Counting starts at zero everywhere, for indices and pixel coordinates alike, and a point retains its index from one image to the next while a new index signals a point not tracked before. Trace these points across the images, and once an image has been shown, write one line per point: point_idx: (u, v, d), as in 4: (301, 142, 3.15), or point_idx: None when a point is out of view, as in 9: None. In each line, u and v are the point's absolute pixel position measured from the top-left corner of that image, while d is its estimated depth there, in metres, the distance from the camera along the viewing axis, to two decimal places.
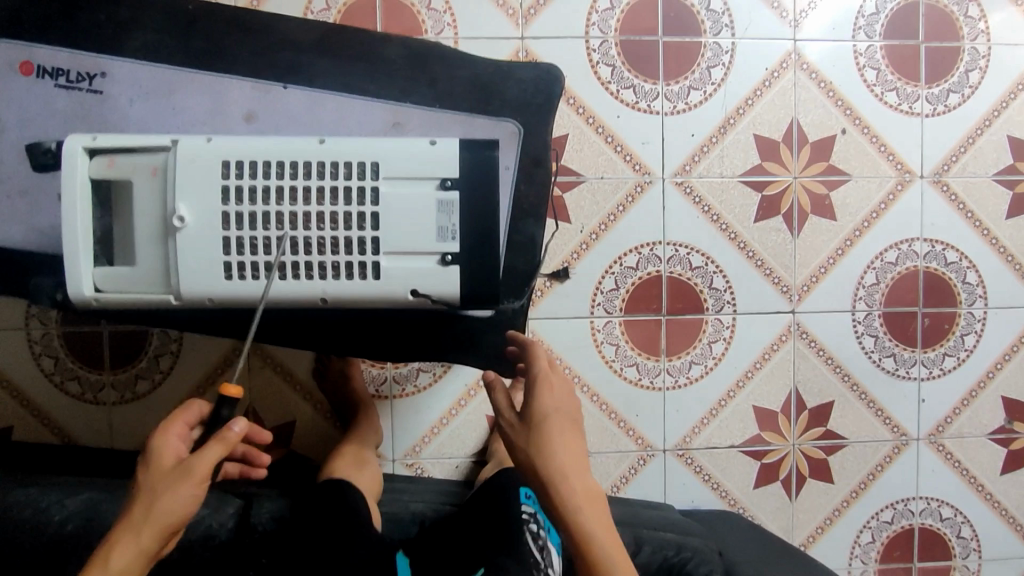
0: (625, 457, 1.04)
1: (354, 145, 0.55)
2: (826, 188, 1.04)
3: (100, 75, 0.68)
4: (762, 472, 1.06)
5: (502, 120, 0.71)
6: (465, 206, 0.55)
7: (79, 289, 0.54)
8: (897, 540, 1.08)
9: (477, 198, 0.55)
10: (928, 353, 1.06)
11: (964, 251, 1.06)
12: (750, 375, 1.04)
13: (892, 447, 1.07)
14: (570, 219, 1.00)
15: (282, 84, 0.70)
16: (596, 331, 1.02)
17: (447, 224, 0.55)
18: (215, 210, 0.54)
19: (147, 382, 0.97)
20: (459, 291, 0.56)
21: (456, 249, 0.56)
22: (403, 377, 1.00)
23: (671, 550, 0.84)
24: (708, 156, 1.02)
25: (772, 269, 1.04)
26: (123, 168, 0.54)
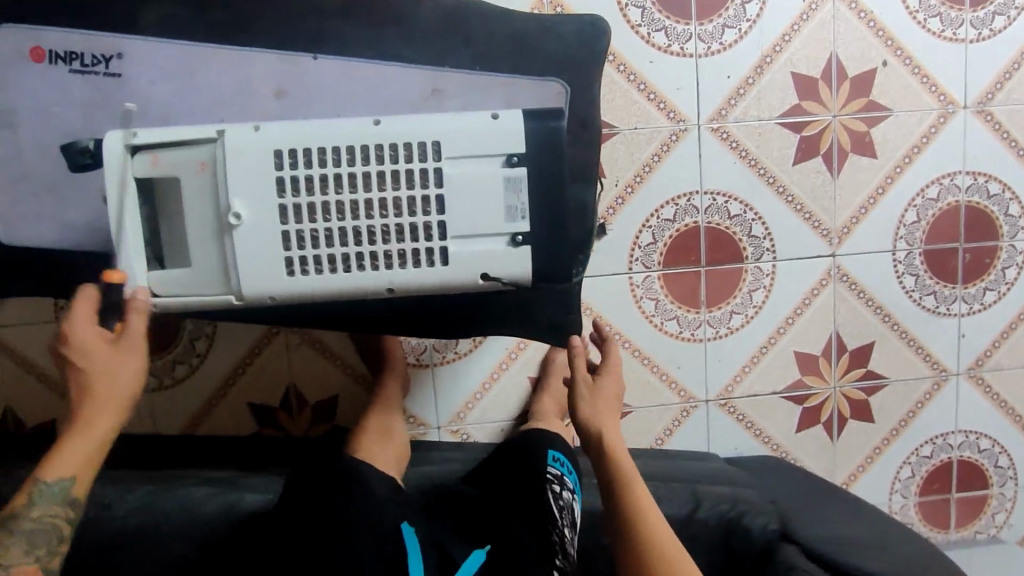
0: (668, 410, 1.04)
1: (412, 124, 0.51)
2: (867, 125, 1.00)
3: (116, 57, 0.64)
4: (804, 416, 1.07)
5: (547, 79, 0.67)
6: (534, 182, 0.53)
7: (137, 296, 0.52)
8: (936, 473, 1.10)
9: (545, 173, 0.53)
10: (968, 288, 1.05)
11: (1007, 182, 1.03)
12: (791, 322, 1.04)
13: (931, 383, 1.07)
14: (604, 174, 0.97)
15: (312, 55, 0.65)
16: (635, 287, 1.00)
17: (516, 203, 0.53)
18: (272, 205, 0.51)
19: (184, 366, 0.95)
20: (531, 271, 0.54)
21: (527, 228, 0.53)
22: (443, 344, 0.99)
23: (727, 505, 0.82)
24: (745, 99, 0.97)
25: (811, 213, 1.01)
26: (168, 164, 0.51)
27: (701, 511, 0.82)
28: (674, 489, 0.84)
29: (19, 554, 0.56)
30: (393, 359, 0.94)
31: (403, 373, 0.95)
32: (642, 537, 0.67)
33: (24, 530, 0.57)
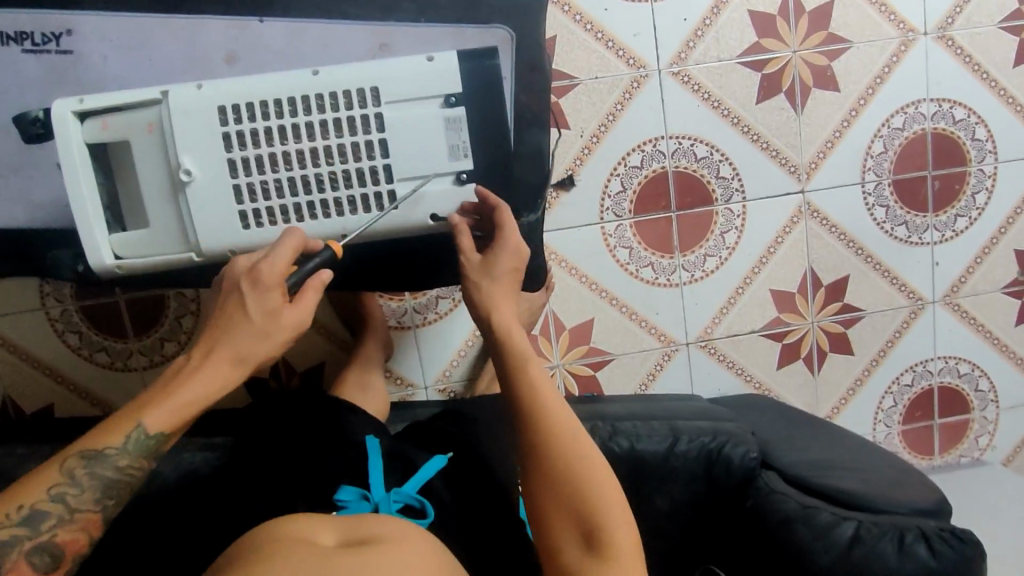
0: (649, 355, 1.06)
1: (350, 71, 0.53)
2: (827, 58, 1.00)
3: (67, 34, 0.65)
4: (784, 353, 1.08)
5: (492, 27, 0.68)
6: (474, 121, 0.54)
7: (101, 259, 0.54)
8: (919, 400, 1.12)
9: (483, 109, 0.54)
10: (939, 216, 1.06)
11: (972, 107, 1.04)
12: (765, 261, 1.05)
13: (908, 312, 1.09)
14: (569, 125, 0.98)
15: (259, 18, 0.66)
16: (608, 236, 1.02)
17: (458, 142, 0.54)
18: (220, 160, 0.52)
19: (173, 343, 0.98)
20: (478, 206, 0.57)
21: (470, 166, 0.55)
22: (423, 306, 1.00)
23: (708, 437, 0.81)
24: (703, 41, 0.98)
25: (778, 151, 1.02)
26: (118, 128, 0.52)
27: (681, 444, 0.81)
28: (652, 426, 0.82)
29: (91, 499, 0.55)
30: (375, 320, 0.95)
31: (385, 334, 0.96)
32: (545, 438, 0.61)
33: (103, 476, 0.56)
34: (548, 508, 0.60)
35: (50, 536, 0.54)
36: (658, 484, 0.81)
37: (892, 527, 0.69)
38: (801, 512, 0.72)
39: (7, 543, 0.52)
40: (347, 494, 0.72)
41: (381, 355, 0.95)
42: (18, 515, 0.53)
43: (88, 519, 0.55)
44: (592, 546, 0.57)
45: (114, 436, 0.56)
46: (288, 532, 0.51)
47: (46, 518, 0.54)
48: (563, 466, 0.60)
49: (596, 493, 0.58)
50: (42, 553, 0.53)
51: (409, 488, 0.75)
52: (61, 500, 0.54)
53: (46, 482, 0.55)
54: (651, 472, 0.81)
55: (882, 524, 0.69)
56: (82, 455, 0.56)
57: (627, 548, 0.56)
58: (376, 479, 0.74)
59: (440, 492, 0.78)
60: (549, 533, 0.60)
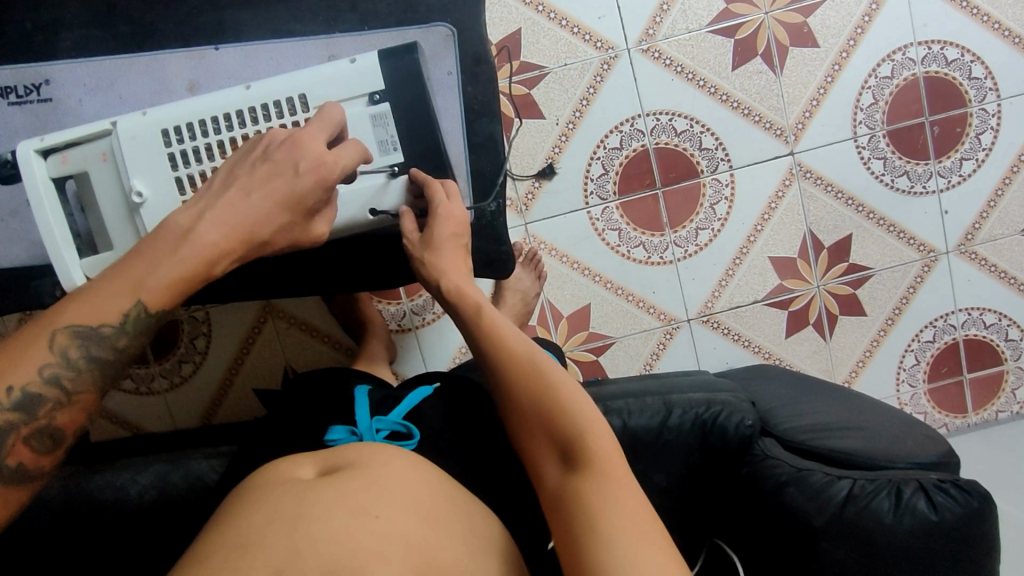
0: (651, 335, 1.05)
1: (277, 84, 0.60)
2: (802, 15, 0.98)
3: (45, 83, 0.71)
4: (792, 320, 1.05)
5: (433, 25, 0.70)
6: (398, 115, 0.62)
7: (73, 281, 0.60)
8: (944, 356, 1.07)
9: (405, 105, 0.61)
10: (943, 162, 1.02)
11: (965, 45, 0.99)
12: (760, 228, 1.03)
13: (922, 265, 1.04)
14: (543, 114, 0.99)
15: (213, 46, 0.70)
16: (595, 220, 1.01)
17: (386, 137, 0.62)
18: (168, 179, 0.59)
19: (189, 364, 1.00)
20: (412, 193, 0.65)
21: (399, 158, 0.63)
22: (420, 307, 1.02)
23: (702, 407, 0.77)
24: (670, 14, 0.97)
25: (761, 116, 1.00)
26: (77, 160, 0.59)
27: (673, 418, 0.77)
28: (644, 401, 0.79)
29: (90, 381, 0.48)
30: (374, 322, 0.97)
31: (387, 337, 0.98)
32: (513, 370, 0.59)
33: (98, 355, 0.48)
34: (530, 437, 0.59)
35: (49, 422, 0.47)
36: (653, 458, 0.78)
37: (888, 482, 0.67)
38: (795, 475, 0.71)
39: (2, 429, 0.45)
40: (336, 433, 0.67)
41: (386, 353, 0.96)
42: (8, 399, 0.45)
43: (87, 401, 0.49)
44: (570, 463, 0.54)
45: (108, 312, 0.48)
46: (272, 474, 0.53)
47: (43, 403, 0.46)
48: (534, 393, 0.57)
49: (567, 411, 0.56)
50: (42, 438, 0.47)
51: (392, 416, 0.70)
52: (56, 383, 0.47)
53: (34, 361, 0.46)
54: (643, 448, 0.78)
55: (877, 481, 0.67)
56: (74, 329, 0.47)
57: (607, 457, 0.52)
58: (359, 410, 0.69)
59: (430, 417, 0.71)
60: (536, 462, 0.58)
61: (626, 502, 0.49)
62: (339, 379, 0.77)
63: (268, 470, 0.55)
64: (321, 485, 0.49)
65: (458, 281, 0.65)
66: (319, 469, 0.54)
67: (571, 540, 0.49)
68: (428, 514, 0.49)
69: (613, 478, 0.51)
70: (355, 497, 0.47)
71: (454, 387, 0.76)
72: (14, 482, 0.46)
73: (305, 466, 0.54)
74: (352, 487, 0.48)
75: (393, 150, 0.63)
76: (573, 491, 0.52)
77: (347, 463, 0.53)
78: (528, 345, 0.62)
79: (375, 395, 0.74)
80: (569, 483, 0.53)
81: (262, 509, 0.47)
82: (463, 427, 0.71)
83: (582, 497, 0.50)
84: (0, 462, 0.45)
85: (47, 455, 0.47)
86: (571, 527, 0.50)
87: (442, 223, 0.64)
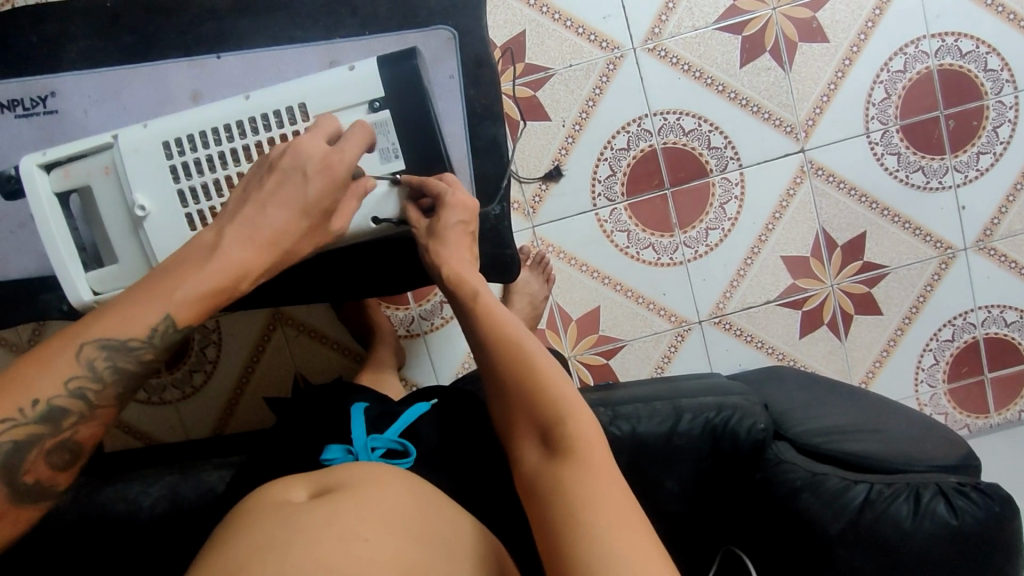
0: (662, 337, 1.04)
1: (276, 93, 0.60)
2: (811, 10, 0.97)
3: (51, 96, 0.71)
4: (806, 320, 1.04)
5: (433, 29, 0.70)
6: (399, 122, 0.61)
7: (79, 295, 0.62)
8: (964, 355, 1.04)
9: (405, 111, 0.61)
10: (959, 156, 0.99)
11: (979, 36, 0.97)
12: (771, 227, 1.01)
13: (939, 263, 1.02)
14: (549, 116, 0.98)
15: (215, 55, 0.71)
16: (603, 222, 1.00)
17: (387, 145, 0.62)
18: (170, 191, 0.59)
19: (201, 373, 1.01)
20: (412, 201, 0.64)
21: (401, 165, 0.63)
22: (428, 312, 1.02)
23: (713, 412, 0.76)
24: (676, 12, 0.96)
25: (771, 113, 0.98)
26: (80, 174, 0.60)
27: (683, 424, 0.76)
28: (653, 406, 0.78)
29: (112, 395, 0.48)
30: (382, 329, 0.97)
31: (395, 344, 0.97)
32: (497, 351, 0.58)
33: (123, 369, 0.48)
34: (513, 419, 0.58)
35: (70, 435, 0.47)
36: (664, 465, 0.77)
37: (906, 486, 0.65)
38: (810, 480, 0.69)
39: (24, 443, 0.44)
40: (333, 452, 0.67)
41: (394, 359, 0.96)
42: (34, 412, 0.44)
43: (108, 413, 0.48)
44: (551, 448, 0.53)
45: (135, 327, 0.48)
46: (264, 498, 0.53)
47: (67, 416, 0.46)
48: (521, 377, 0.56)
49: (549, 394, 0.55)
50: (62, 452, 0.47)
51: (390, 433, 0.70)
52: (80, 395, 0.46)
53: (61, 373, 0.45)
54: (653, 455, 0.76)
55: (894, 485, 0.65)
56: (101, 342, 0.47)
57: (587, 442, 0.52)
58: (356, 427, 0.69)
59: (426, 434, 0.72)
60: (518, 444, 0.57)
61: (607, 490, 0.48)
62: (341, 396, 0.77)
63: (260, 494, 0.55)
64: (313, 509, 0.48)
65: (459, 268, 0.64)
66: (312, 490, 0.53)
67: (549, 527, 0.48)
68: (424, 536, 0.49)
69: (593, 464, 0.50)
70: (346, 522, 0.46)
71: (450, 401, 0.78)
72: (32, 498, 0.46)
73: (298, 488, 0.54)
74: (345, 511, 0.48)
75: (394, 158, 0.63)
76: (553, 476, 0.51)
77: (340, 483, 0.53)
78: (519, 329, 0.60)
79: (373, 411, 0.74)
80: (553, 472, 0.51)
81: (255, 534, 0.46)
82: (457, 440, 0.73)
83: (565, 488, 0.49)
84: (19, 477, 0.45)
85: (64, 470, 0.47)
86: (549, 514, 0.49)
87: (451, 210, 0.63)
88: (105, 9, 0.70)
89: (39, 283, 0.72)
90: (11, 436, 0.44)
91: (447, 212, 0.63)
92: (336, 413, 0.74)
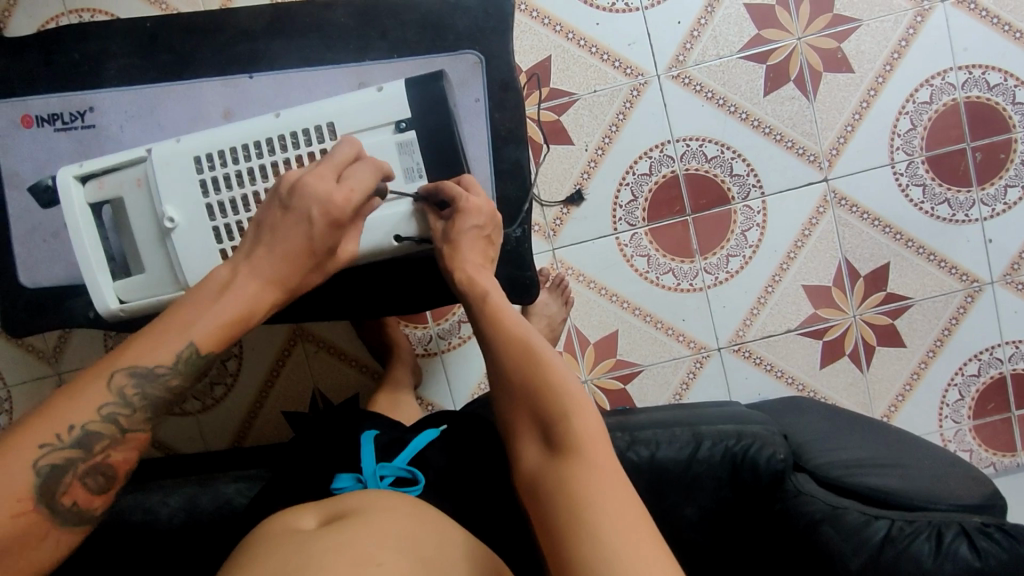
0: (680, 363, 1.03)
1: (306, 113, 0.62)
2: (836, 40, 0.97)
3: (89, 111, 0.73)
4: (827, 350, 1.02)
5: (461, 53, 0.72)
6: (424, 142, 0.62)
7: (106, 302, 0.64)
8: (990, 391, 1.02)
9: (430, 131, 0.62)
10: (986, 189, 0.98)
11: (1007, 69, 0.96)
12: (793, 256, 1.01)
13: (964, 296, 1.01)
14: (572, 140, 0.99)
15: (249, 75, 0.72)
16: (623, 246, 1.00)
17: (412, 164, 0.63)
18: (199, 205, 0.61)
19: (221, 385, 1.02)
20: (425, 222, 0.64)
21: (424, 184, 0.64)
22: (446, 331, 1.02)
23: (732, 440, 0.75)
24: (700, 40, 0.97)
25: (794, 141, 0.98)
26: (114, 186, 0.63)
27: (702, 451, 0.75)
28: (673, 432, 0.77)
29: (144, 420, 0.49)
30: (401, 346, 0.97)
31: (413, 361, 0.98)
32: (507, 353, 0.57)
33: (150, 394, 0.49)
34: (512, 412, 0.57)
35: (103, 459, 0.48)
36: (682, 492, 0.76)
37: (928, 525, 0.64)
38: (830, 512, 0.68)
39: (58, 468, 0.46)
40: (343, 481, 0.66)
41: (410, 377, 0.96)
42: (70, 438, 0.46)
43: (139, 439, 0.49)
44: (554, 447, 0.52)
45: (160, 353, 0.49)
46: (274, 526, 0.52)
47: (99, 440, 0.47)
48: (527, 374, 0.55)
49: (556, 395, 0.54)
50: (95, 476, 0.48)
51: (398, 462, 0.69)
52: (112, 421, 0.48)
53: (93, 400, 0.47)
54: (673, 481, 0.76)
55: (915, 523, 0.64)
56: (131, 369, 0.48)
57: (589, 440, 0.51)
58: (365, 455, 0.69)
59: (436, 460, 0.72)
60: (518, 442, 0.56)
61: (612, 492, 0.47)
62: (354, 422, 0.77)
63: (271, 522, 0.54)
64: (324, 535, 0.48)
65: (470, 272, 0.64)
66: (323, 517, 0.53)
67: (554, 529, 0.48)
68: (433, 562, 0.48)
69: (598, 465, 0.50)
70: (357, 544, 0.46)
71: (460, 428, 0.76)
72: (73, 522, 0.47)
73: (309, 516, 0.54)
74: (355, 534, 0.48)
75: (419, 179, 0.64)
76: (557, 476, 0.50)
77: (350, 511, 0.53)
78: (528, 329, 0.59)
79: (382, 438, 0.73)
80: (557, 472, 0.51)
81: (266, 567, 0.46)
82: (468, 468, 0.73)
83: (569, 490, 0.48)
84: (58, 502, 0.46)
85: (99, 493, 0.48)
86: (553, 515, 0.48)
87: (467, 215, 0.63)
88: (145, 29, 0.73)
89: (69, 291, 0.74)
90: (47, 461, 0.45)
91: (462, 217, 0.63)
92: (348, 441, 0.73)
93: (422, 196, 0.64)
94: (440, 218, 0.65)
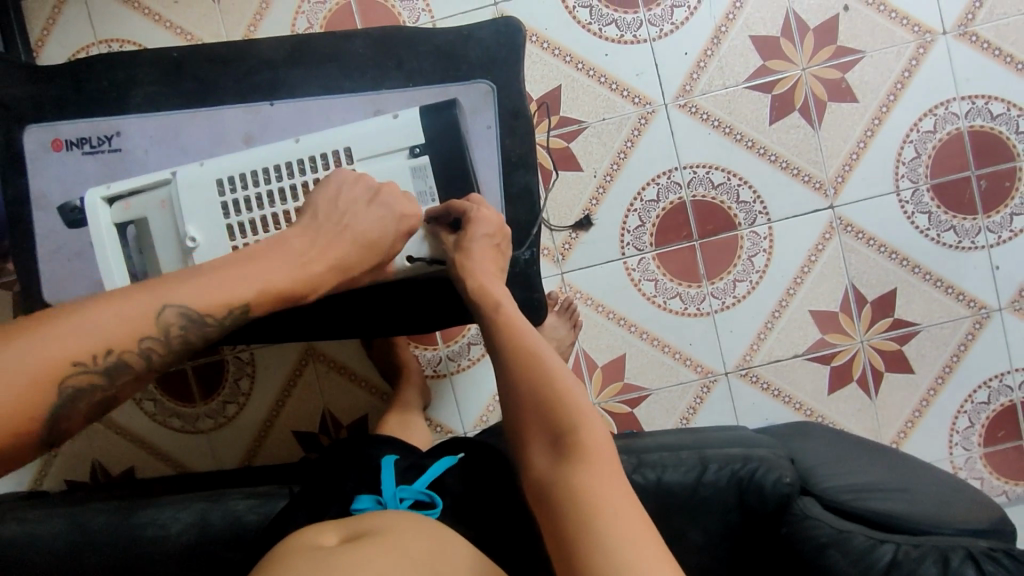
0: (688, 387, 1.03)
1: (325, 137, 0.65)
2: (840, 71, 0.99)
3: (116, 135, 0.76)
4: (835, 375, 1.02)
5: (474, 82, 0.74)
6: (436, 167, 0.66)
7: None
8: (1000, 419, 1.02)
9: (441, 155, 0.65)
10: (991, 217, 0.99)
11: (1010, 100, 0.98)
12: (800, 281, 1.01)
13: (972, 322, 1.01)
14: (581, 167, 1.01)
15: (269, 102, 0.75)
16: (631, 271, 1.02)
17: (425, 188, 0.66)
18: (219, 225, 0.63)
19: (234, 405, 1.03)
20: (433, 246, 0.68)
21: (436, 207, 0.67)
22: (456, 353, 1.03)
23: (739, 463, 0.75)
24: (707, 71, 0.99)
25: (800, 169, 1.00)
26: (138, 207, 0.66)
27: (708, 474, 0.75)
28: (680, 456, 0.78)
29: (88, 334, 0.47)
30: (410, 368, 0.98)
31: (422, 383, 0.99)
32: (513, 361, 0.58)
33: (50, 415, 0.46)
34: (518, 420, 0.57)
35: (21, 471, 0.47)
36: (689, 516, 0.76)
37: (934, 549, 0.64)
38: (836, 536, 0.68)
39: None
40: (362, 502, 0.68)
41: (420, 399, 0.97)
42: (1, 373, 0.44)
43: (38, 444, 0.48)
44: (561, 452, 0.53)
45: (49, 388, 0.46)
46: (293, 543, 0.52)
47: None
48: (533, 384, 0.56)
49: (562, 404, 0.55)
50: None
51: (416, 485, 0.71)
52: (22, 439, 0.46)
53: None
54: (679, 505, 0.76)
55: (921, 547, 0.64)
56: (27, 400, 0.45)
57: (597, 448, 0.53)
58: (384, 479, 0.71)
59: (453, 486, 0.73)
60: (522, 447, 0.57)
61: (621, 501, 0.49)
62: (366, 449, 0.79)
63: (289, 539, 0.54)
64: (342, 552, 0.48)
65: (483, 280, 0.64)
66: (343, 535, 0.53)
67: (564, 533, 0.48)
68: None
69: (605, 473, 0.51)
70: (374, 563, 0.46)
71: (475, 456, 0.76)
72: None
73: (328, 533, 0.54)
74: (371, 554, 0.47)
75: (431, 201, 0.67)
76: (564, 480, 0.51)
77: (368, 530, 0.53)
78: (535, 338, 0.60)
79: (402, 464, 0.75)
80: (565, 477, 0.51)
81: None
82: (480, 494, 0.73)
83: (580, 495, 0.49)
84: None
85: None
86: (563, 520, 0.49)
87: (477, 224, 0.65)
88: (172, 58, 0.76)
89: None
90: None
91: (472, 226, 0.65)
92: (364, 466, 0.75)
93: (433, 218, 0.67)
94: (452, 233, 0.67)
